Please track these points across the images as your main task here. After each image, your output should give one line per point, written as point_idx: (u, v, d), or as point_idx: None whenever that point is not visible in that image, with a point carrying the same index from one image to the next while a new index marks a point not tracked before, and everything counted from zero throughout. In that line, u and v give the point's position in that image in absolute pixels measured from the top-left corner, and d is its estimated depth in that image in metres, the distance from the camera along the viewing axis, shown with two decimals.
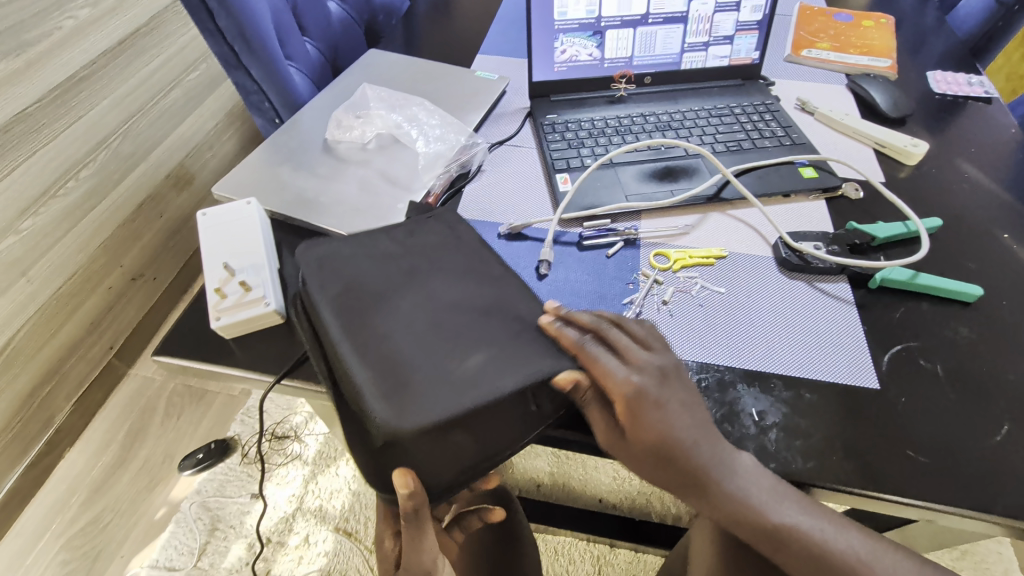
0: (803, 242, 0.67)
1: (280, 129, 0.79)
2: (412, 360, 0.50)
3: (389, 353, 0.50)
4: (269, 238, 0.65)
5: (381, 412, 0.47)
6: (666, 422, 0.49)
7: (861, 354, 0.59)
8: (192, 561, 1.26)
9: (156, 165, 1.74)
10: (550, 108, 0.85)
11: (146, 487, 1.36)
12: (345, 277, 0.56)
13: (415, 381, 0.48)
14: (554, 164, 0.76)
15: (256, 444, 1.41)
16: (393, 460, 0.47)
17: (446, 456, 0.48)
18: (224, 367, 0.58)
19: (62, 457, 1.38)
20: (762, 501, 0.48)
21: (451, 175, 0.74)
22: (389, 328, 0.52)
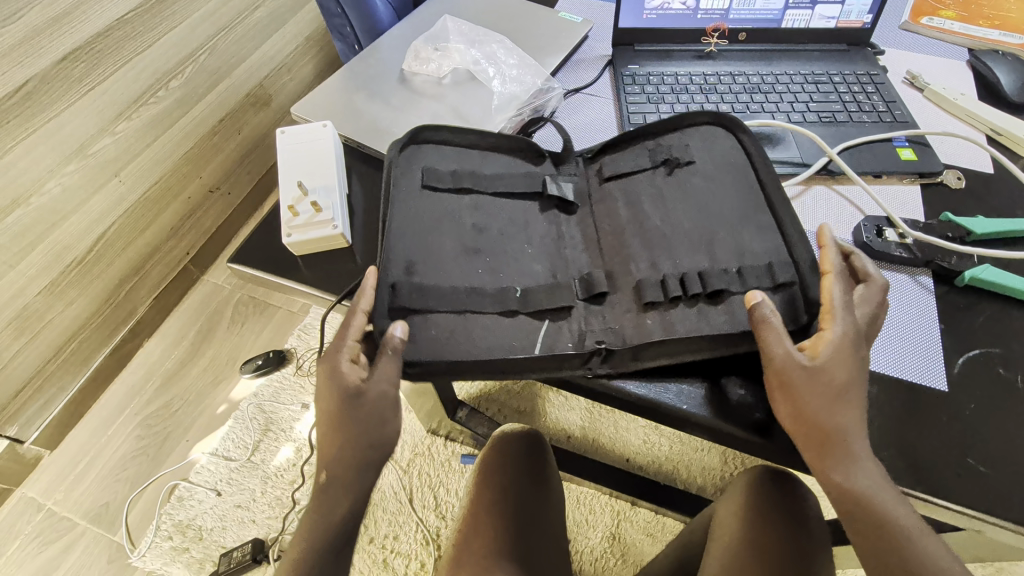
0: (887, 228, 0.64)
1: (359, 56, 0.80)
2: (472, 256, 0.56)
3: (459, 242, 0.56)
4: (341, 164, 0.67)
5: (423, 277, 0.54)
6: (856, 387, 0.48)
7: (934, 353, 0.56)
8: (247, 454, 1.39)
9: (239, 81, 1.76)
10: (633, 58, 0.81)
11: (211, 382, 1.50)
12: (458, 167, 0.61)
13: (463, 272, 0.54)
14: (629, 118, 0.73)
15: (311, 358, 1.52)
16: (400, 313, 0.52)
17: (437, 339, 0.51)
18: (292, 282, 0.61)
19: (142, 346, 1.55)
20: (885, 497, 0.47)
21: (524, 118, 0.73)
22: (471, 224, 0.57)
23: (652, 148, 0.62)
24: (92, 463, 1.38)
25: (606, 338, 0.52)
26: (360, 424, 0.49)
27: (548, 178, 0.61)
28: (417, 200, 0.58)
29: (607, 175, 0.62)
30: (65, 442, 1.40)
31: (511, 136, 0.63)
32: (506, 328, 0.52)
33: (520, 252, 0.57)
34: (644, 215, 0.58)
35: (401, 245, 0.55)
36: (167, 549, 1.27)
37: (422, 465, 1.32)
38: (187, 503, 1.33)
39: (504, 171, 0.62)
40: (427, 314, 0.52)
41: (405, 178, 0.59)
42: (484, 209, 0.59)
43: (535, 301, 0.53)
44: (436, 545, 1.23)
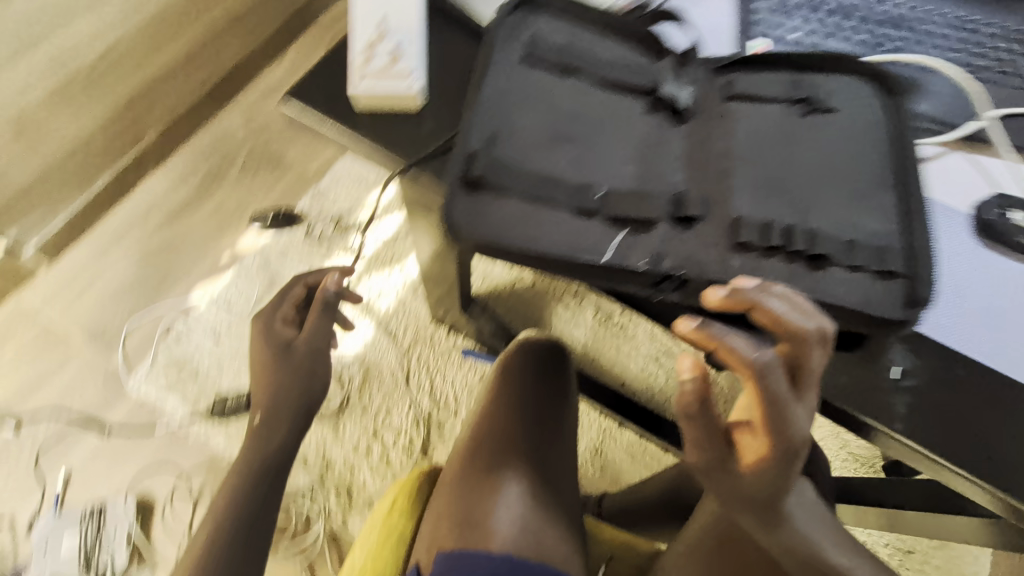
0: (1015, 209, 0.65)
1: None
2: (561, 143, 0.49)
3: (550, 124, 0.50)
4: (426, 14, 0.63)
5: (504, 151, 0.48)
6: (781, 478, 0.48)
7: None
8: (249, 307, 1.37)
9: None
10: None
11: (217, 229, 1.45)
12: (568, 48, 0.53)
13: (548, 156, 0.48)
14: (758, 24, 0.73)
15: (321, 224, 1.46)
16: (471, 185, 0.47)
17: (500, 220, 0.46)
18: (351, 130, 0.61)
19: (146, 178, 1.48)
20: (798, 529, 0.56)
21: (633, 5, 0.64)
22: (565, 109, 0.50)
23: (791, 81, 0.52)
24: (90, 286, 1.37)
25: (686, 267, 0.45)
26: (299, 365, 0.76)
27: (668, 76, 0.52)
28: (515, 73, 0.52)
29: (734, 93, 0.51)
30: (64, 260, 1.39)
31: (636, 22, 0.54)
32: (582, 221, 0.46)
33: (613, 150, 0.49)
34: (764, 149, 0.49)
35: (489, 112, 0.50)
36: (162, 382, 1.28)
37: (423, 351, 1.35)
38: (185, 342, 1.32)
39: (616, 58, 0.53)
40: (499, 192, 0.47)
41: (506, 45, 0.53)
42: (586, 95, 0.51)
43: (616, 207, 0.46)
44: (426, 427, 1.28)
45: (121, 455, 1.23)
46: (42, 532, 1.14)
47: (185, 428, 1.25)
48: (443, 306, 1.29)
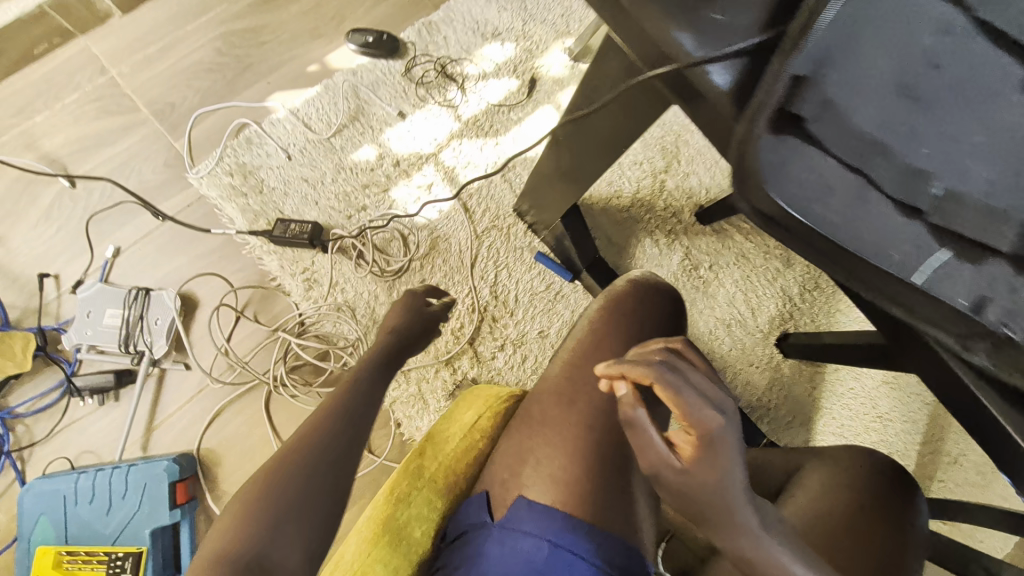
0: None
1: None
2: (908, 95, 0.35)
3: (903, 62, 0.35)
4: None
5: (836, 83, 0.34)
6: (726, 476, 0.57)
7: None
8: (329, 133, 1.25)
9: None
10: None
11: (310, 32, 1.28)
12: None
13: (887, 113, 0.35)
14: None
15: (424, 64, 1.29)
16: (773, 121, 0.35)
17: (803, 182, 0.34)
18: None
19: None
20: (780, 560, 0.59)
21: None
22: (931, 46, 0.35)
23: None
24: (165, 54, 1.24)
25: (1012, 323, 0.33)
26: (420, 319, 0.90)
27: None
28: None
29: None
30: (141, 16, 1.24)
31: None
32: (907, 219, 0.34)
33: (977, 128, 0.35)
34: None
35: (825, 22, 0.34)
36: (224, 185, 1.20)
37: (497, 240, 1.26)
38: (255, 149, 1.22)
39: None
40: (809, 144, 0.34)
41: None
42: (953, 42, 0.35)
43: (954, 215, 0.34)
44: (479, 317, 1.24)
45: (173, 246, 1.18)
46: (87, 296, 1.13)
47: (243, 240, 1.19)
48: (536, 202, 1.15)
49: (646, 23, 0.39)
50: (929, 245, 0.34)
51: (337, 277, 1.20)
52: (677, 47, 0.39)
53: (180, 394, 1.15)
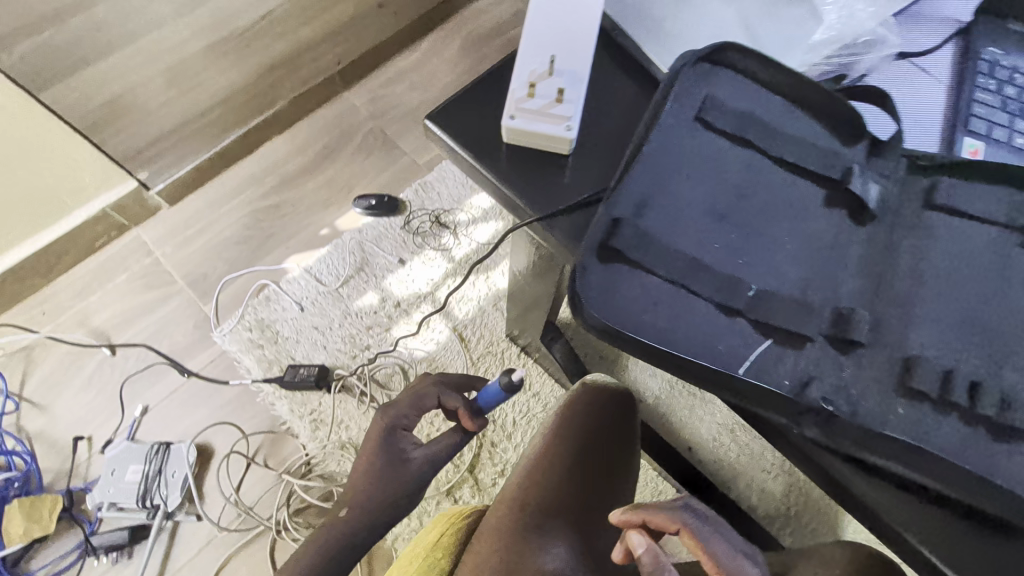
0: None
1: None
2: (686, 226, 0.44)
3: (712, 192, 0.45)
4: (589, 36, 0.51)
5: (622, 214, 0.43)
6: None
7: None
8: (336, 284, 1.40)
9: None
10: (1002, 35, 0.57)
11: (323, 203, 1.49)
12: (753, 105, 0.48)
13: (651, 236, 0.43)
14: (982, 78, 0.53)
15: (419, 217, 1.47)
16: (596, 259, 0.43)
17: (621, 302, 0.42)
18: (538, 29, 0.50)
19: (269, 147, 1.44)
20: None
21: (833, 66, 0.53)
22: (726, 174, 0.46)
23: (1011, 196, 0.44)
24: (202, 233, 1.46)
25: (833, 399, 0.39)
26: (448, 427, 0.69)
27: (853, 167, 0.46)
28: (684, 133, 0.47)
29: (936, 201, 0.45)
30: (184, 205, 1.47)
31: (828, 89, 0.47)
32: (690, 323, 0.42)
33: (759, 216, 0.45)
34: (922, 254, 0.43)
35: (642, 177, 0.45)
36: (245, 339, 1.35)
37: (491, 364, 1.32)
38: (272, 305, 1.38)
39: (803, 132, 0.48)
40: (636, 269, 0.43)
41: (683, 92, 0.47)
42: (755, 175, 0.46)
43: (767, 310, 0.41)
44: (479, 441, 1.25)
45: (197, 398, 1.30)
46: (113, 454, 1.23)
47: (258, 388, 1.31)
48: (521, 325, 1.23)
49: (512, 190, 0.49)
50: (727, 367, 0.40)
51: (342, 414, 1.27)
52: (539, 207, 0.48)
53: (190, 546, 1.18)
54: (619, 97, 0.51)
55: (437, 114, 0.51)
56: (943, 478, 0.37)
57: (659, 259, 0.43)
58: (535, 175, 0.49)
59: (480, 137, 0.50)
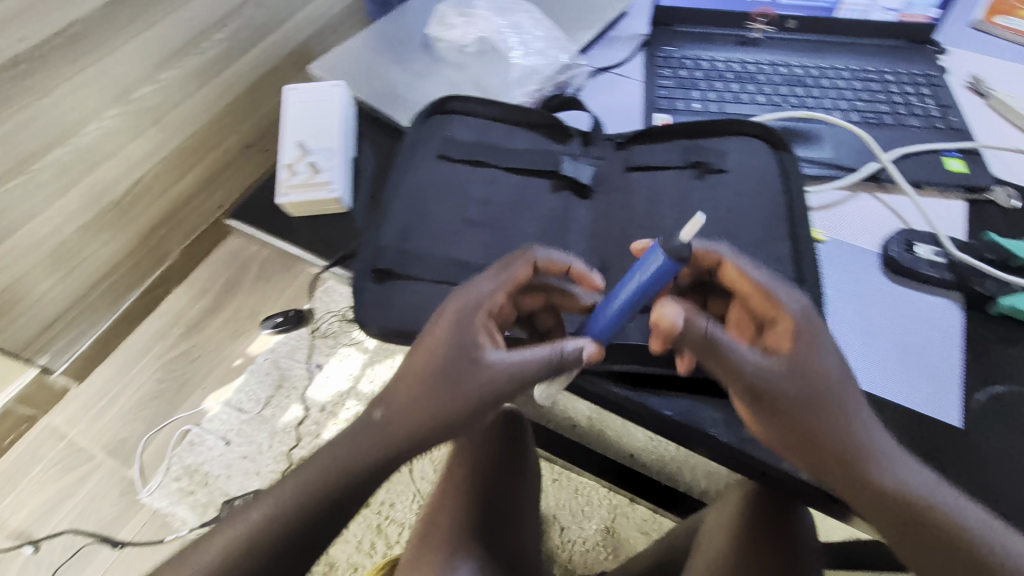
0: None
1: (389, 15, 0.76)
2: (445, 237, 0.54)
3: (462, 206, 0.56)
4: (336, 116, 0.60)
5: (389, 242, 0.54)
6: (836, 422, 0.40)
7: None
8: (258, 408, 1.26)
9: (288, 36, 1.56)
10: (671, 40, 0.74)
11: (231, 335, 1.32)
12: (485, 135, 0.61)
13: (415, 252, 0.53)
14: (659, 73, 0.70)
15: (329, 320, 1.35)
16: (376, 282, 0.53)
17: (401, 307, 0.51)
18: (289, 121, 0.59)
19: (166, 294, 1.34)
20: (890, 457, 0.40)
21: (545, 93, 0.67)
22: (473, 190, 0.57)
23: (683, 147, 0.58)
24: (99, 413, 1.24)
25: (579, 332, 0.50)
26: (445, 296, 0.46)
27: (565, 159, 0.59)
28: (433, 169, 0.59)
29: (631, 165, 0.58)
30: (89, 381, 1.27)
31: (536, 111, 0.62)
32: None
33: (504, 214, 0.56)
34: (629, 209, 0.56)
35: (405, 212, 0.56)
36: (174, 490, 1.18)
37: None
38: (198, 448, 1.22)
39: (527, 145, 0.61)
40: (408, 280, 0.52)
41: (423, 142, 0.60)
42: (494, 185, 0.58)
43: None
44: None
45: None
46: None
47: None
48: None
49: (310, 252, 0.59)
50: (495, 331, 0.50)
51: None
52: (331, 256, 0.58)
53: None
54: (383, 161, 0.63)
55: (234, 212, 0.60)
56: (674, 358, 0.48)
57: (424, 267, 0.53)
58: (324, 235, 0.59)
59: (274, 217, 0.60)
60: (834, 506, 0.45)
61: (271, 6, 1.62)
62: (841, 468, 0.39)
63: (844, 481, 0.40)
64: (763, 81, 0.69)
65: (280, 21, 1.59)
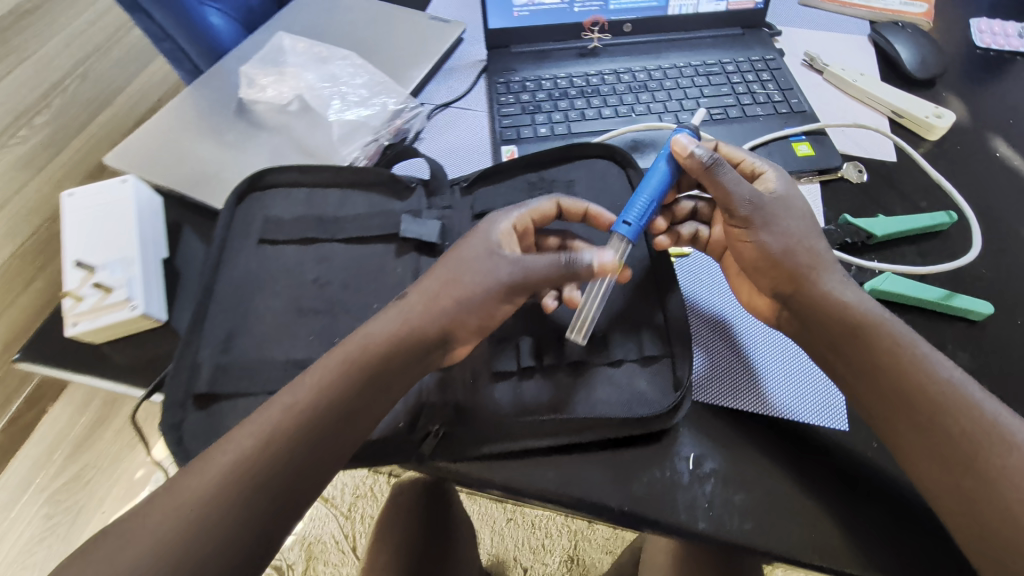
0: (917, 107, 0.62)
1: (200, 78, 0.68)
2: (277, 338, 0.48)
3: (294, 296, 0.50)
4: (130, 218, 0.51)
5: (210, 356, 0.47)
6: (785, 240, 0.45)
7: (1000, 222, 0.55)
8: None
9: (136, 96, 1.37)
10: (509, 62, 0.70)
11: (128, 445, 1.09)
12: (312, 207, 0.54)
13: (240, 363, 0.47)
14: (500, 102, 0.66)
15: None
16: (200, 407, 0.45)
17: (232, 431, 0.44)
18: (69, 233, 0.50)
19: (44, 414, 1.12)
20: (859, 300, 0.43)
21: (381, 145, 0.61)
22: (306, 272, 0.51)
23: (529, 185, 0.55)
24: None
25: (439, 416, 0.45)
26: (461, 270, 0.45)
27: (404, 217, 0.53)
28: (257, 258, 0.52)
29: (477, 212, 0.54)
30: None
31: (366, 169, 0.56)
32: None
33: (343, 295, 0.50)
34: None
35: (226, 317, 0.49)
36: None
37: (368, 506, 1.05)
38: None
39: (363, 208, 0.55)
40: (236, 398, 0.46)
41: (241, 229, 0.53)
42: (330, 261, 0.52)
43: None
44: None
45: None
46: None
47: None
48: None
49: (124, 381, 0.50)
50: None
51: None
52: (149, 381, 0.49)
53: None
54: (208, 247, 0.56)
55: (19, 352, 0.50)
56: (552, 428, 0.43)
57: (254, 378, 0.46)
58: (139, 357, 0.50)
59: (74, 347, 0.51)
60: (742, 548, 0.41)
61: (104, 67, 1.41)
62: (790, 274, 0.45)
63: (801, 284, 0.44)
64: (607, 93, 0.66)
65: (122, 80, 1.39)
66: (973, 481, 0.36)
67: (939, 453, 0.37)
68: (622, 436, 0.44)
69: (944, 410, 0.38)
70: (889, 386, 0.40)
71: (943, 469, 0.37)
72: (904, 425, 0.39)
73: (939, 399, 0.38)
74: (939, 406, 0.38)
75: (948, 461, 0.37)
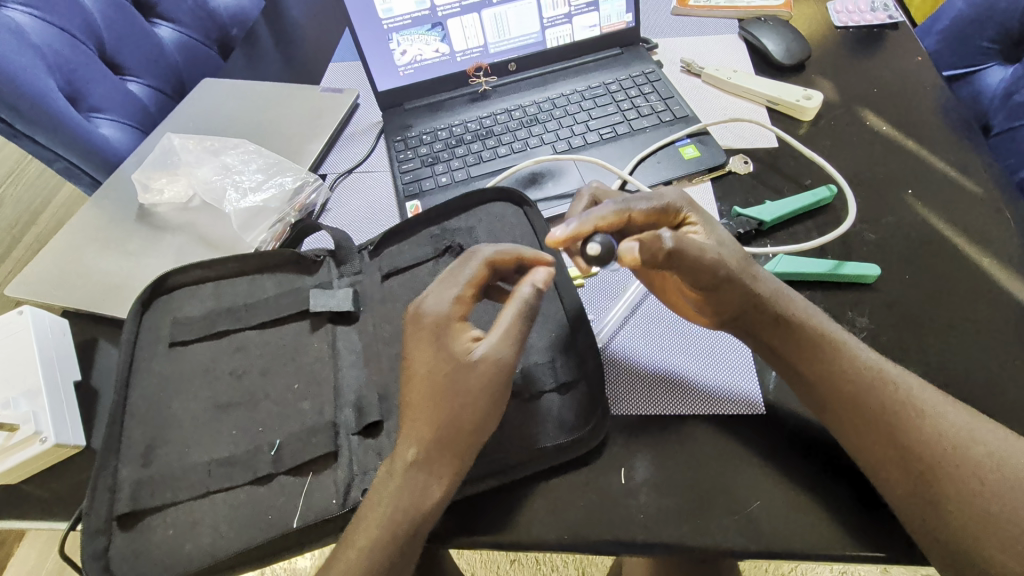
0: (789, 92, 0.66)
1: (100, 190, 0.68)
2: (199, 437, 0.47)
3: (211, 393, 0.49)
4: (35, 350, 0.51)
5: (131, 472, 0.45)
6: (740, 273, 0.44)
7: (884, 184, 0.58)
8: None
9: (63, 209, 1.35)
10: (404, 120, 0.71)
11: None
12: (222, 299, 0.54)
13: (161, 473, 0.45)
14: (399, 161, 0.67)
15: None
16: (124, 530, 0.43)
17: (162, 547, 0.42)
18: None
19: (12, 554, 1.01)
20: (790, 300, 0.45)
21: (288, 223, 0.62)
22: (222, 365, 0.50)
23: (432, 237, 0.56)
24: None
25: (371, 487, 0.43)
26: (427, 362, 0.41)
27: (312, 292, 0.53)
28: (171, 363, 0.51)
29: (386, 272, 0.55)
30: None
31: (269, 252, 0.56)
32: (229, 515, 0.43)
33: (262, 380, 0.50)
34: (397, 321, 0.52)
35: (144, 428, 0.48)
36: None
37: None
38: None
39: (273, 289, 0.54)
40: (161, 509, 0.44)
41: (151, 337, 0.52)
42: (246, 351, 0.51)
43: (291, 455, 0.45)
44: None
45: None
46: None
47: None
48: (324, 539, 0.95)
49: (42, 518, 0.47)
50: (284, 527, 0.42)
51: None
52: (70, 512, 0.47)
53: None
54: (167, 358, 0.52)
55: None
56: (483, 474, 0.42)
57: (178, 486, 0.44)
58: (56, 487, 0.48)
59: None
60: (697, 551, 0.40)
61: (26, 186, 1.40)
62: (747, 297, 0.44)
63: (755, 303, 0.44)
64: (500, 134, 0.68)
65: (50, 196, 1.37)
66: (891, 447, 0.39)
67: (862, 424, 0.40)
68: (555, 464, 0.44)
69: (858, 384, 0.41)
70: (824, 373, 0.42)
71: (866, 429, 0.40)
72: (837, 406, 0.41)
73: (853, 370, 0.41)
74: (857, 386, 0.41)
75: (872, 431, 0.40)
